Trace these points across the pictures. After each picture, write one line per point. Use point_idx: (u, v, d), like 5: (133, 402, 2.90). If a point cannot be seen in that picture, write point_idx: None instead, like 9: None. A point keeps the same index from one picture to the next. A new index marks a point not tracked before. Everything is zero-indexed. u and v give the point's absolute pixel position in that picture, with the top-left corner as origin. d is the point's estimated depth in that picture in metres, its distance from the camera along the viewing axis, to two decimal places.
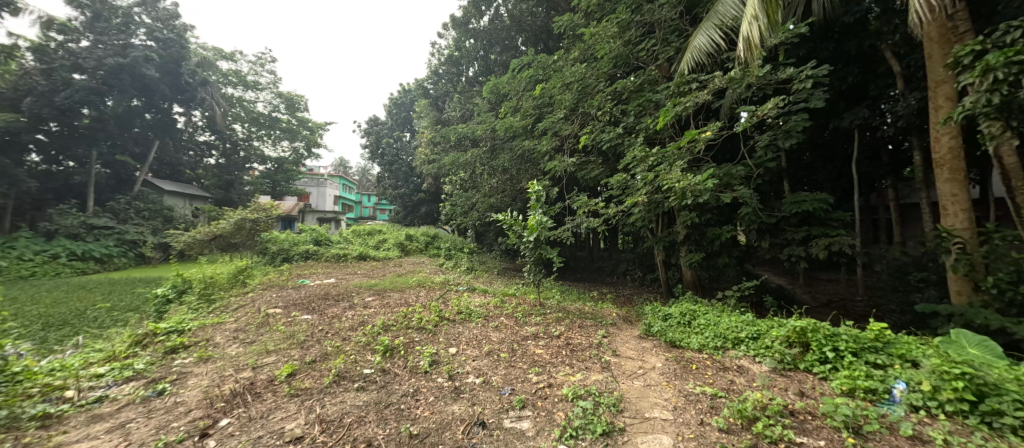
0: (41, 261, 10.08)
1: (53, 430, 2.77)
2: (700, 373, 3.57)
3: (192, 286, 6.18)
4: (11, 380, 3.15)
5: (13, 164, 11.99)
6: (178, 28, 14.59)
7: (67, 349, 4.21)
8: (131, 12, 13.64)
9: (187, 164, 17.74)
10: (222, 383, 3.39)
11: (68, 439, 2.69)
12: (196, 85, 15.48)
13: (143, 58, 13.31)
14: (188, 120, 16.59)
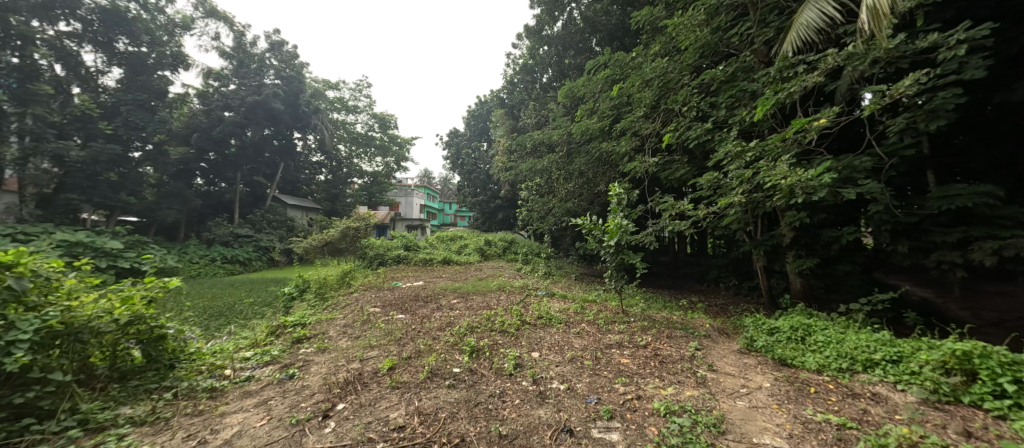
0: (205, 263, 12.43)
1: (216, 401, 3.39)
2: (820, 398, 3.16)
3: (309, 286, 7.16)
4: (189, 360, 3.94)
5: (185, 186, 14.97)
6: (297, 66, 17.10)
7: (224, 335, 5.16)
8: (264, 58, 16.33)
9: (305, 181, 20.32)
10: (337, 372, 3.87)
11: (229, 409, 3.27)
12: (310, 113, 17.72)
13: (272, 94, 15.88)
14: (305, 144, 19.18)
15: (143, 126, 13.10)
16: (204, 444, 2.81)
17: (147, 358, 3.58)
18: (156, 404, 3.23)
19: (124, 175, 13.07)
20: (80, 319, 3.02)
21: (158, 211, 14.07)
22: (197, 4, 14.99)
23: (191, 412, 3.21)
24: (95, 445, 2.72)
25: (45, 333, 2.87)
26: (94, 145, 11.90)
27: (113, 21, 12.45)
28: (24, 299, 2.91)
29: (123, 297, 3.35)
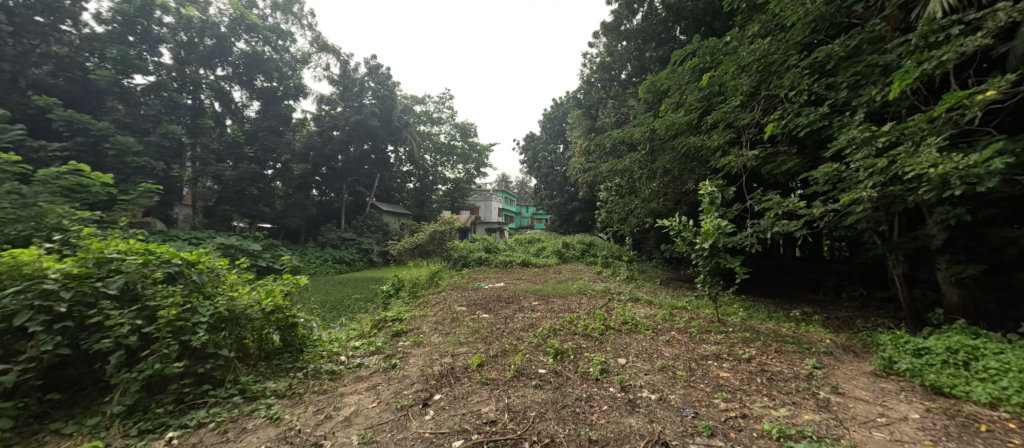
0: (321, 263, 14.27)
1: (336, 383, 3.88)
2: (997, 439, 2.64)
3: (405, 285, 7.86)
4: (314, 345, 4.56)
5: (303, 197, 17.25)
6: (391, 86, 18.46)
7: (336, 326, 5.91)
8: (365, 81, 18.06)
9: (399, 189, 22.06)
10: (433, 365, 4.22)
11: (347, 390, 3.74)
12: (402, 127, 18.56)
13: (370, 114, 17.24)
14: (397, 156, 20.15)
15: (272, 148, 15.60)
16: (329, 419, 3.22)
17: (283, 341, 4.23)
18: (292, 381, 3.82)
19: (261, 189, 15.69)
20: (239, 307, 3.69)
21: (285, 219, 16.61)
22: (313, 40, 17.33)
23: (318, 390, 3.73)
24: (251, 410, 3.31)
25: (217, 317, 3.56)
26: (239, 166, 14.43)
27: (254, 63, 15.00)
28: (204, 289, 3.66)
29: (267, 290, 4.01)
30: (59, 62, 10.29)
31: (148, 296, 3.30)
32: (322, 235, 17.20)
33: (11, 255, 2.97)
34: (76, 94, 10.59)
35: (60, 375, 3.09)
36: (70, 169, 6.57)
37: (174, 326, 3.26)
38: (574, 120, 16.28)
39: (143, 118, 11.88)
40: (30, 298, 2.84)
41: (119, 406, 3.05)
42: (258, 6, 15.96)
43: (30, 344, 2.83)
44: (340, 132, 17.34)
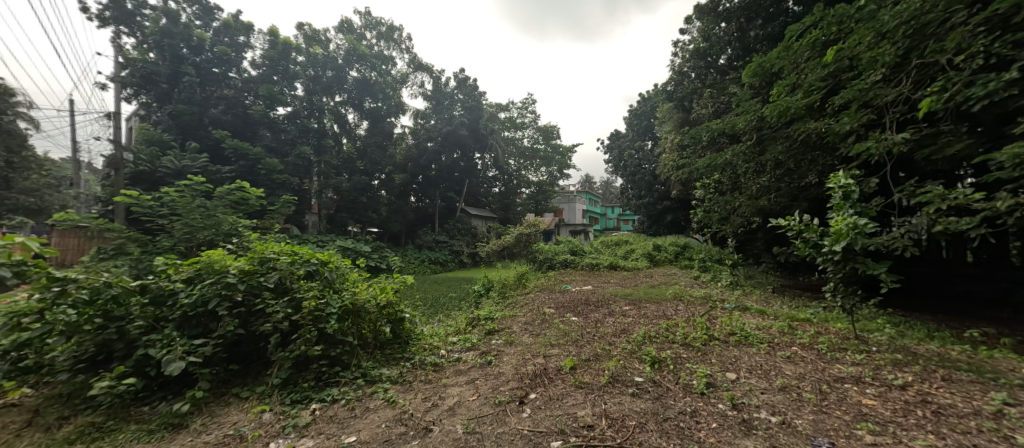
0: (419, 263, 15.50)
1: (439, 374, 4.00)
2: None
3: (495, 286, 8.18)
4: (417, 339, 4.73)
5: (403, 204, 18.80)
6: (479, 96, 19.28)
7: (434, 322, 6.40)
8: (455, 95, 19.12)
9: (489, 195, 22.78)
10: (526, 364, 4.27)
11: (450, 381, 3.86)
12: (489, 134, 19.18)
13: (459, 124, 18.19)
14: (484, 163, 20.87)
15: (378, 161, 17.35)
16: (435, 407, 3.33)
17: (393, 333, 4.47)
18: (403, 368, 4.05)
19: (370, 198, 17.52)
20: (360, 301, 4.02)
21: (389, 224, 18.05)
22: (411, 62, 18.99)
23: (425, 379, 3.89)
24: (372, 392, 3.55)
25: (344, 309, 3.91)
26: (353, 178, 16.39)
27: (363, 87, 16.91)
28: (334, 285, 4.10)
29: (381, 286, 4.33)
30: (227, 103, 13.54)
31: (294, 289, 3.83)
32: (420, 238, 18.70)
33: (205, 255, 3.68)
34: (237, 125, 13.68)
35: (238, 351, 3.75)
36: (235, 186, 8.12)
37: (313, 315, 3.71)
38: (665, 115, 15.39)
39: (284, 142, 14.51)
40: (218, 288, 3.49)
41: (276, 379, 3.53)
42: (365, 37, 18.09)
43: (219, 324, 3.48)
44: (434, 143, 18.52)
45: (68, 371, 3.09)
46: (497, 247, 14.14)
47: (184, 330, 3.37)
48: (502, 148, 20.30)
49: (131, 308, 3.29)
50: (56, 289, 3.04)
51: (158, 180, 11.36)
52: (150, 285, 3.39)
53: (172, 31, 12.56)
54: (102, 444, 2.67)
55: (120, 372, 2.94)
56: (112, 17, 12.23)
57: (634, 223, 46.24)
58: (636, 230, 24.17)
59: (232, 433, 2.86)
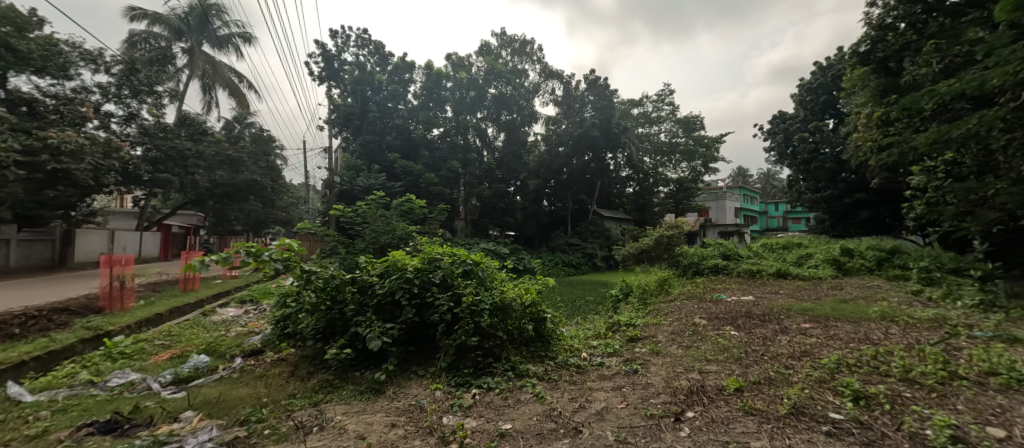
0: (552, 266, 15.86)
1: (583, 377, 3.64)
2: None
3: (633, 291, 7.80)
4: (557, 339, 4.60)
5: (537, 207, 19.62)
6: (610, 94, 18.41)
7: (574, 323, 6.26)
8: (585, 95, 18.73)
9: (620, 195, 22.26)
10: (678, 378, 3.51)
11: (595, 385, 3.47)
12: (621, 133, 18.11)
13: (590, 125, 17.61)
14: (616, 163, 20.04)
15: (514, 168, 18.43)
16: (583, 409, 2.95)
17: (536, 331, 4.47)
18: (548, 366, 3.91)
19: (508, 204, 18.71)
20: (508, 298, 4.24)
21: (524, 227, 19.30)
22: (542, 71, 19.68)
23: (569, 380, 3.60)
24: (521, 386, 3.45)
25: (496, 305, 4.18)
26: (493, 186, 17.79)
27: (501, 101, 18.14)
28: (486, 282, 4.47)
29: (526, 286, 4.52)
30: (398, 130, 16.66)
31: (455, 285, 4.30)
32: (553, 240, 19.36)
33: (392, 255, 4.56)
34: (404, 146, 16.68)
35: (416, 335, 4.37)
36: (405, 199, 9.57)
37: (470, 309, 4.03)
38: (854, 82, 10.66)
39: (438, 159, 16.92)
40: (400, 281, 4.23)
41: (443, 363, 3.86)
42: (502, 56, 19.54)
43: (402, 313, 4.22)
44: (566, 147, 18.50)
45: (311, 340, 4.19)
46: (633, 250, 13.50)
47: (379, 315, 4.19)
48: (634, 145, 19.13)
49: (345, 296, 4.27)
50: (303, 278, 4.32)
51: (355, 195, 14.94)
52: (358, 277, 4.35)
53: (363, 80, 16.38)
54: (333, 396, 3.41)
55: (342, 343, 3.93)
56: (327, 76, 16.90)
57: (809, 222, 38.66)
58: (815, 230, 20.02)
59: (414, 404, 3.13)
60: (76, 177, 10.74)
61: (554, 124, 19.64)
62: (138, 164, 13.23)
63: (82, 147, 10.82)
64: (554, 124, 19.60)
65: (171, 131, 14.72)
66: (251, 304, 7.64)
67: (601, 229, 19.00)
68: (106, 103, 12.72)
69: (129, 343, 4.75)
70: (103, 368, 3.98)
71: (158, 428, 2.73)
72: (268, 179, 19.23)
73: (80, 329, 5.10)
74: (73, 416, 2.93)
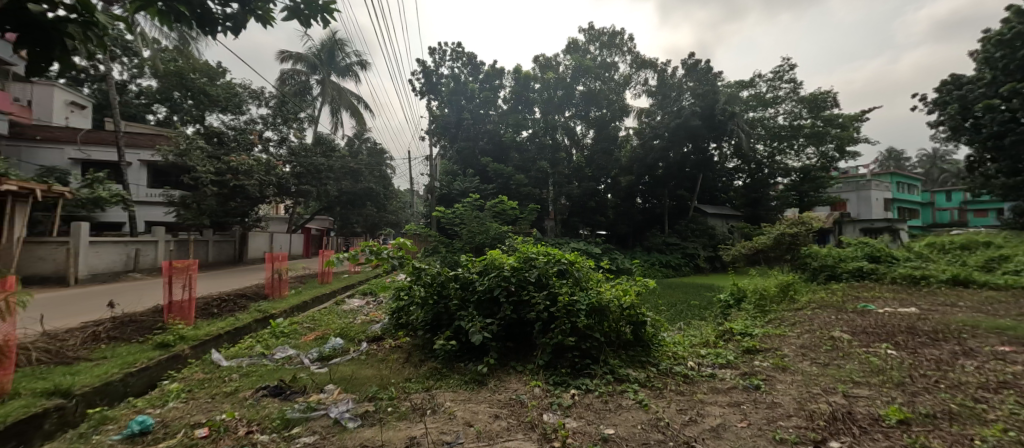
0: (648, 266, 15.06)
1: (693, 388, 3.30)
2: None
3: (747, 296, 6.79)
4: (659, 345, 4.35)
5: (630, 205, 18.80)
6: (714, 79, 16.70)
7: (677, 329, 5.78)
8: (683, 82, 17.28)
9: (722, 188, 20.49)
10: (814, 400, 2.90)
11: (707, 398, 3.06)
12: (727, 119, 16.31)
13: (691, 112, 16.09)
14: (721, 152, 18.22)
15: (604, 165, 17.84)
16: (694, 424, 2.64)
17: (635, 335, 4.26)
18: (651, 372, 3.68)
19: (598, 202, 18.28)
20: (604, 300, 4.09)
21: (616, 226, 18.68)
22: (633, 62, 18.84)
23: (677, 389, 3.28)
24: (621, 391, 3.28)
25: (592, 306, 4.07)
26: (583, 184, 17.51)
27: (589, 97, 17.62)
28: (581, 283, 4.41)
29: (624, 288, 4.31)
30: (489, 135, 17.48)
31: (551, 285, 4.30)
32: (648, 239, 18.42)
33: (490, 254, 4.74)
34: (495, 148, 17.46)
35: (513, 332, 4.47)
36: (499, 201, 9.83)
37: (566, 309, 4.00)
38: None
39: (527, 160, 17.31)
40: (498, 279, 4.38)
41: (540, 361, 3.88)
42: (590, 51, 19.13)
43: (500, 309, 4.34)
44: (662, 139, 17.30)
45: (421, 330, 4.56)
46: (746, 250, 12.14)
47: (480, 310, 4.37)
48: (744, 132, 17.11)
49: (449, 291, 4.57)
50: (414, 274, 4.76)
51: (452, 197, 16.01)
52: (460, 274, 4.62)
53: (459, 91, 17.44)
54: (442, 383, 3.66)
55: (447, 335, 4.20)
56: (426, 90, 18.33)
57: (998, 214, 30.50)
58: (1011, 225, 15.65)
59: (514, 398, 3.21)
60: (250, 191, 13.69)
61: (648, 116, 18.51)
62: (287, 179, 16.11)
63: (253, 168, 13.81)
64: (648, 116, 18.48)
65: (311, 151, 17.47)
66: (371, 296, 8.63)
67: (704, 226, 17.55)
68: (266, 130, 16.67)
69: (286, 325, 5.68)
70: (269, 343, 4.81)
71: (309, 396, 3.21)
72: (380, 186, 21.45)
73: (252, 311, 6.26)
74: (253, 379, 3.60)
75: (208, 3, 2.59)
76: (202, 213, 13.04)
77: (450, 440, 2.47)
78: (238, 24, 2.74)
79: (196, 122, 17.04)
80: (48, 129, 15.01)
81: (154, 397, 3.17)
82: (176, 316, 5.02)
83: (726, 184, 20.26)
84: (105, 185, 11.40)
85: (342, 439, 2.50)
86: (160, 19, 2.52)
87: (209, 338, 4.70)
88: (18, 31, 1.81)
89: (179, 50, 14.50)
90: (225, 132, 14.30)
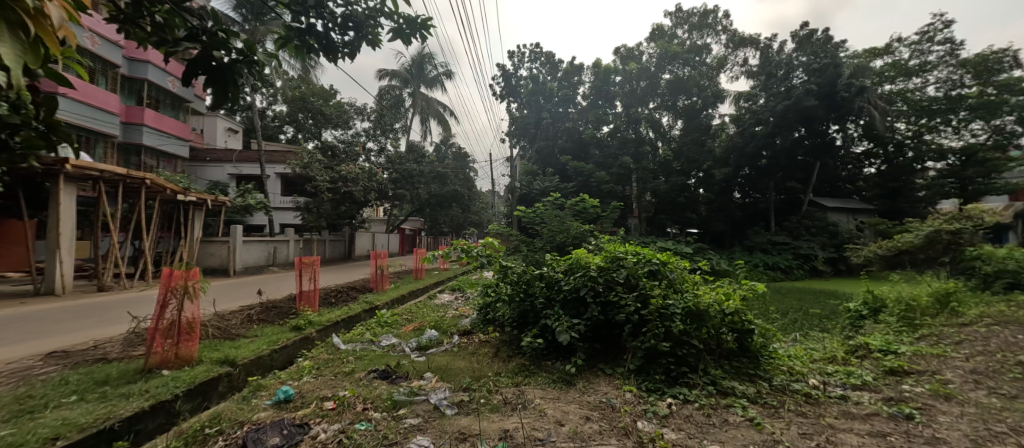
0: (750, 268, 13.70)
1: (818, 410, 2.92)
2: None
3: (887, 306, 5.58)
4: (770, 357, 3.92)
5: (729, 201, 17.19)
6: (834, 51, 14.47)
7: (792, 341, 5.14)
8: (793, 59, 15.23)
9: (846, 179, 17.69)
10: (995, 442, 2.37)
11: (838, 424, 2.68)
12: (854, 96, 14.02)
13: (804, 92, 14.15)
14: (846, 135, 15.72)
15: (696, 158, 16.55)
16: None
17: (740, 345, 3.90)
18: (761, 388, 3.33)
19: (688, 198, 17.06)
20: (703, 304, 3.80)
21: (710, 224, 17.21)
22: (729, 41, 17.19)
23: (797, 410, 2.93)
24: (727, 405, 3.04)
25: (688, 311, 3.81)
26: (670, 179, 16.44)
27: (678, 85, 16.45)
28: (675, 286, 4.17)
29: (726, 292, 3.96)
30: (568, 133, 17.52)
31: (641, 286, 4.12)
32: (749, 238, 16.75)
33: (575, 253, 4.71)
34: (574, 146, 17.40)
35: (601, 333, 4.37)
36: (579, 200, 9.66)
37: (659, 312, 3.80)
38: None
39: (608, 156, 16.86)
40: (584, 279, 4.32)
41: (631, 365, 3.76)
42: (678, 35, 17.93)
43: (587, 310, 4.28)
44: (765, 125, 15.47)
45: (508, 327, 4.71)
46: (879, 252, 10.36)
47: (566, 310, 4.36)
48: (882, 108, 14.42)
49: (534, 289, 4.66)
50: (501, 272, 4.96)
51: (533, 197, 16.23)
52: (545, 273, 4.67)
53: (538, 91, 17.73)
54: (532, 380, 3.73)
55: (535, 333, 4.28)
56: (506, 92, 18.82)
57: None
58: None
59: (604, 401, 3.16)
60: (357, 196, 15.42)
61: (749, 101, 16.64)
62: (386, 184, 17.89)
63: (358, 176, 15.59)
64: (748, 101, 16.61)
65: (405, 158, 19.15)
66: (460, 292, 9.16)
67: (822, 223, 15.41)
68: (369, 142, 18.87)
69: (388, 315, 6.28)
70: (376, 331, 5.37)
71: (412, 382, 3.52)
72: (465, 188, 22.51)
73: (361, 302, 7.05)
74: (366, 362, 4.05)
75: (331, 34, 2.97)
76: (320, 217, 14.95)
77: (542, 437, 2.52)
78: (354, 50, 3.11)
79: (315, 138, 19.79)
80: (215, 151, 18.42)
81: (293, 371, 3.74)
82: (304, 304, 5.83)
83: (852, 172, 17.48)
84: (253, 195, 13.65)
85: (443, 425, 2.70)
86: (297, 53, 2.97)
87: (330, 324, 5.40)
88: (208, 77, 2.33)
89: (302, 77, 17.04)
90: (337, 145, 16.28)
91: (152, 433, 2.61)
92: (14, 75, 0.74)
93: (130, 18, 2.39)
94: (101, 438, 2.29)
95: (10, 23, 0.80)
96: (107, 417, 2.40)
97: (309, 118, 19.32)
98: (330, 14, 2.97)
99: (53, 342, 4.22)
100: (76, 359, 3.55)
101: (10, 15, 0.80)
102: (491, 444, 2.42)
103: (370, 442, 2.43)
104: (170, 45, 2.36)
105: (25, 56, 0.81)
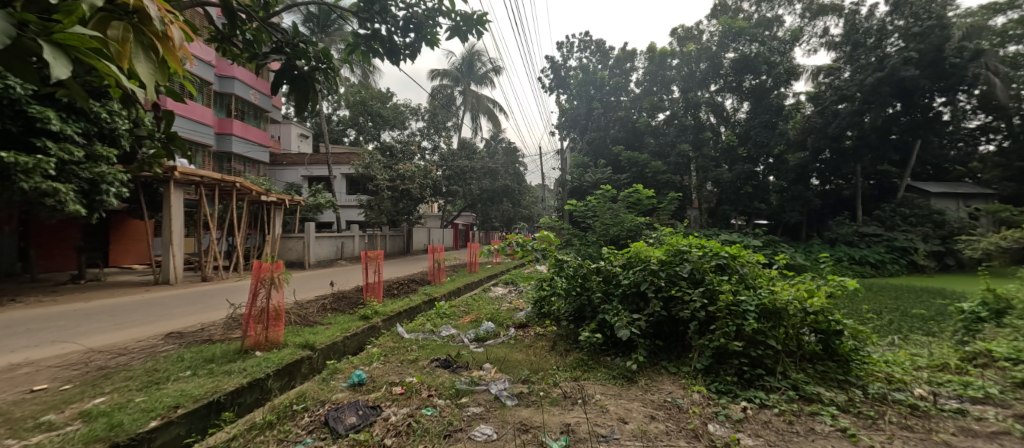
0: (832, 262, 12.45)
1: (928, 424, 2.57)
2: None
3: (1014, 308, 4.77)
4: (863, 363, 3.50)
5: (806, 189, 15.69)
6: (941, 10, 12.50)
7: (889, 345, 4.57)
8: (886, 24, 13.44)
9: (955, 159, 15.49)
10: None
11: (955, 442, 2.35)
12: (966, 62, 12.09)
13: (901, 61, 12.43)
14: (955, 108, 13.59)
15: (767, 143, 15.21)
16: None
17: (825, 348, 3.54)
18: (853, 396, 3.00)
19: (757, 187, 15.82)
20: (780, 301, 3.50)
21: (783, 214, 15.85)
22: (805, 11, 15.57)
23: (900, 423, 2.61)
24: (812, 413, 2.77)
25: (764, 308, 3.53)
26: (735, 167, 15.34)
27: (745, 64, 15.20)
28: (747, 282, 3.87)
29: (808, 289, 3.61)
30: (621, 122, 17.04)
31: (707, 281, 3.87)
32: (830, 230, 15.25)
33: (634, 247, 4.52)
34: (628, 135, 16.91)
35: (663, 330, 4.17)
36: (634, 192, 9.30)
37: (729, 309, 3.55)
38: None
39: (666, 145, 16.12)
40: (644, 274, 4.13)
41: (697, 364, 3.55)
42: (744, 9, 16.62)
43: (648, 305, 4.08)
44: (851, 102, 13.81)
45: (566, 321, 4.69)
46: None
47: (626, 306, 4.20)
48: (1004, 74, 12.26)
49: (592, 284, 4.60)
50: (557, 266, 4.93)
51: (584, 190, 16.05)
52: (603, 267, 4.56)
53: (588, 81, 17.35)
54: (590, 375, 3.66)
55: (593, 327, 4.19)
56: (556, 84, 18.63)
57: None
58: None
59: (670, 401, 3.03)
60: (413, 192, 16.04)
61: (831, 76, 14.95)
62: (439, 181, 18.52)
63: (414, 174, 16.22)
64: (831, 75, 14.93)
65: (457, 155, 19.80)
66: (513, 285, 9.25)
67: (924, 211, 13.58)
68: (424, 140, 19.56)
69: (447, 307, 6.50)
70: (436, 321, 5.58)
71: (472, 371, 3.61)
72: (516, 182, 22.64)
73: (421, 294, 7.35)
74: (428, 351, 4.21)
75: (394, 38, 3.09)
76: (381, 214, 15.82)
77: (605, 433, 2.47)
78: (414, 51, 3.22)
79: (374, 140, 20.94)
80: (290, 155, 20.09)
81: (365, 357, 3.99)
82: (370, 294, 6.20)
83: (963, 152, 15.39)
84: (322, 195, 14.72)
85: (504, 415, 2.74)
86: (363, 58, 3.14)
87: (394, 314, 5.70)
88: (291, 85, 2.53)
89: (362, 81, 18.07)
90: (394, 145, 17.00)
91: (250, 406, 2.93)
92: (151, 91, 0.87)
93: (226, 37, 2.68)
94: (210, 409, 2.60)
95: (144, 46, 0.94)
96: (214, 390, 2.71)
97: (370, 121, 20.46)
98: (393, 18, 3.08)
99: (171, 324, 4.87)
100: (188, 339, 4.05)
101: (144, 39, 0.94)
102: (553, 437, 2.41)
103: (437, 427, 2.52)
104: (260, 59, 2.62)
105: (157, 75, 0.95)
